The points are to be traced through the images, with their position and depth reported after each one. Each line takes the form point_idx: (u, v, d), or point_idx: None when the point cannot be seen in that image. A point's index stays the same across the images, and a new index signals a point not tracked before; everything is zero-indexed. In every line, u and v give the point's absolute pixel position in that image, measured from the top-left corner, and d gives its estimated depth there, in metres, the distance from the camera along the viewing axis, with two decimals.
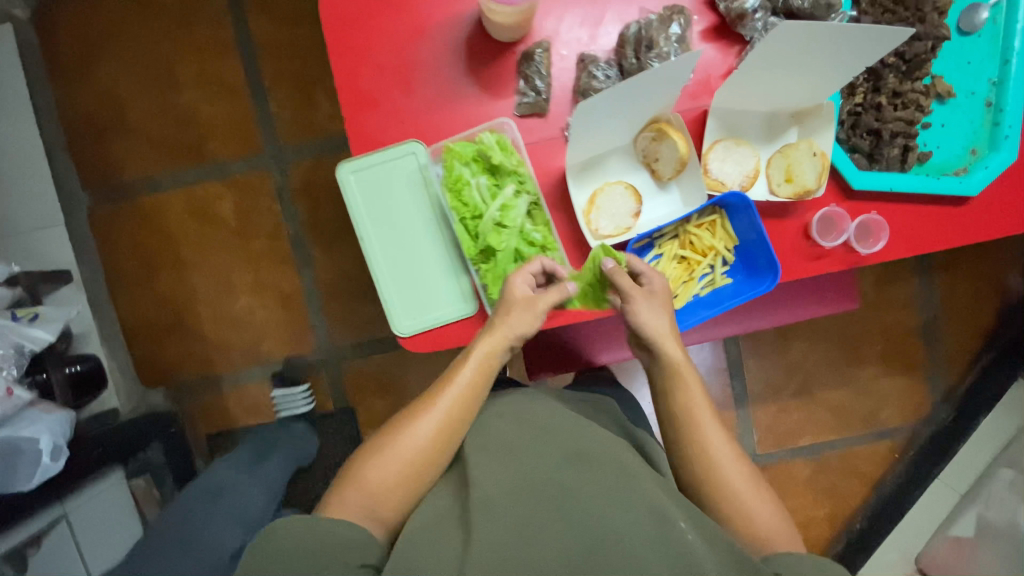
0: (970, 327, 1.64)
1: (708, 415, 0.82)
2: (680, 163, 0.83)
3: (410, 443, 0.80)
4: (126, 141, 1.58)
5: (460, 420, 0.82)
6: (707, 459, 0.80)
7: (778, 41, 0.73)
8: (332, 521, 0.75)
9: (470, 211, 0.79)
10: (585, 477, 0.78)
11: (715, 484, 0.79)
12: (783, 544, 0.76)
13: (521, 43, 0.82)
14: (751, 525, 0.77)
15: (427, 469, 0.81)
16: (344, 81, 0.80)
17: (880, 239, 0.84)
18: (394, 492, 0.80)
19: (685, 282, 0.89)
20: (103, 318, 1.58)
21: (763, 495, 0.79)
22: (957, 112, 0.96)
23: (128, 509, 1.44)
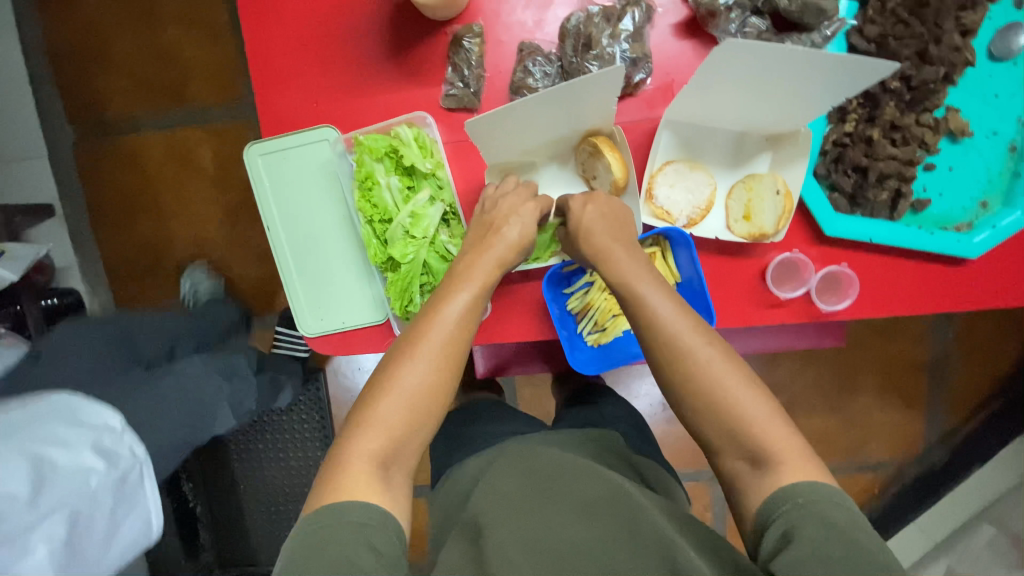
0: (984, 370, 1.48)
1: (727, 371, 0.64)
2: (614, 187, 0.76)
3: (410, 385, 0.66)
4: (108, 76, 1.52)
5: (460, 352, 0.70)
6: (700, 383, 0.64)
7: (726, 57, 0.63)
8: (342, 516, 0.59)
9: (379, 213, 0.78)
10: (590, 523, 0.65)
11: (719, 408, 0.63)
12: (790, 457, 0.60)
13: (455, 23, 0.76)
14: (754, 441, 0.61)
15: (424, 423, 0.67)
16: (258, 60, 0.77)
17: (845, 298, 0.77)
18: (410, 445, 0.66)
19: (614, 315, 0.89)
20: (85, 253, 1.60)
21: (762, 399, 0.63)
22: (971, 153, 0.80)
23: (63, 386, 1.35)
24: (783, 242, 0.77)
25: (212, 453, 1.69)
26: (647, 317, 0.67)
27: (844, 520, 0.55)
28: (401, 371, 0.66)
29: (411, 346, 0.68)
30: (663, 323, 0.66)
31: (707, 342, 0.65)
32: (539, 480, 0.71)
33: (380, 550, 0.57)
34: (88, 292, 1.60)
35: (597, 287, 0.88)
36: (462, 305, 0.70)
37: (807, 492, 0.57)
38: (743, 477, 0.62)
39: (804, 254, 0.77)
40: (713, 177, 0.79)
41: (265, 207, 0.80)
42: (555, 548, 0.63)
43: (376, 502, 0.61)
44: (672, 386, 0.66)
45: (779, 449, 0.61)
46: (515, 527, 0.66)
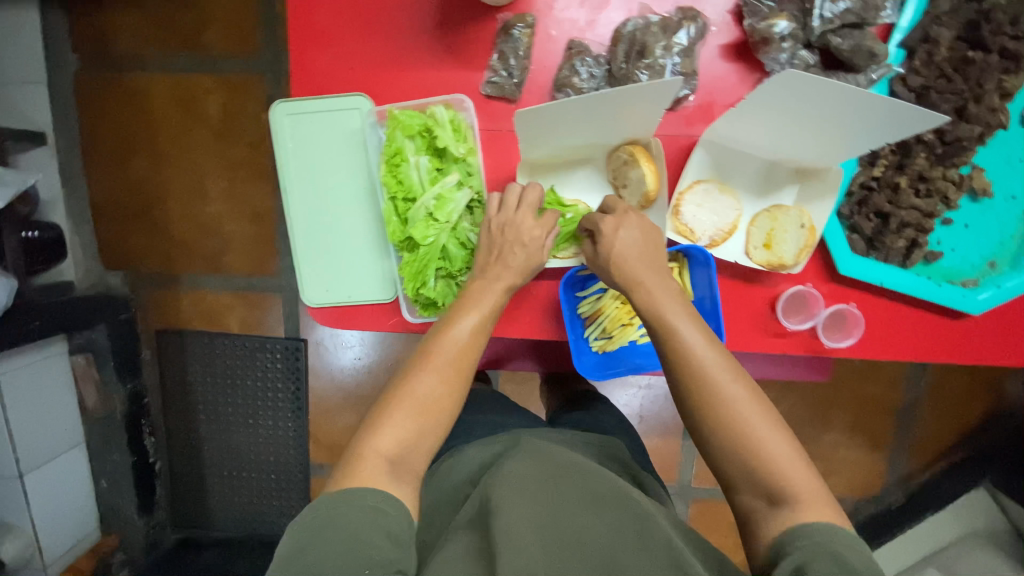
0: (952, 421, 1.52)
1: (745, 400, 0.67)
2: (645, 198, 0.75)
3: (420, 396, 0.68)
4: (121, 8, 1.46)
5: (471, 366, 0.71)
6: (732, 426, 0.66)
7: (782, 85, 0.63)
8: (350, 506, 0.59)
9: (403, 191, 0.77)
10: (603, 519, 0.65)
11: (748, 451, 0.65)
12: (806, 494, 0.63)
13: (506, 11, 0.75)
14: (778, 482, 0.64)
15: (436, 426, 0.68)
16: (299, 14, 0.74)
17: (850, 335, 0.78)
18: (421, 448, 0.67)
19: (624, 325, 0.89)
20: (74, 191, 1.55)
21: (789, 446, 0.66)
22: (988, 214, 0.82)
23: (30, 317, 1.31)
24: (797, 275, 0.78)
25: (182, 411, 1.65)
26: (677, 351, 0.69)
27: (854, 557, 0.57)
28: (415, 381, 0.68)
29: (423, 360, 0.70)
30: (694, 360, 0.67)
31: (738, 381, 0.68)
32: (552, 475, 0.71)
33: (391, 532, 0.58)
34: (72, 229, 1.56)
35: (611, 295, 0.87)
36: (472, 327, 0.71)
37: (824, 534, 0.59)
38: (755, 509, 0.65)
39: (816, 288, 0.78)
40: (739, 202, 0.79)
41: (286, 172, 0.78)
42: (562, 533, 0.64)
43: (393, 491, 0.62)
44: (696, 409, 0.68)
45: (804, 496, 0.63)
46: (520, 511, 0.65)
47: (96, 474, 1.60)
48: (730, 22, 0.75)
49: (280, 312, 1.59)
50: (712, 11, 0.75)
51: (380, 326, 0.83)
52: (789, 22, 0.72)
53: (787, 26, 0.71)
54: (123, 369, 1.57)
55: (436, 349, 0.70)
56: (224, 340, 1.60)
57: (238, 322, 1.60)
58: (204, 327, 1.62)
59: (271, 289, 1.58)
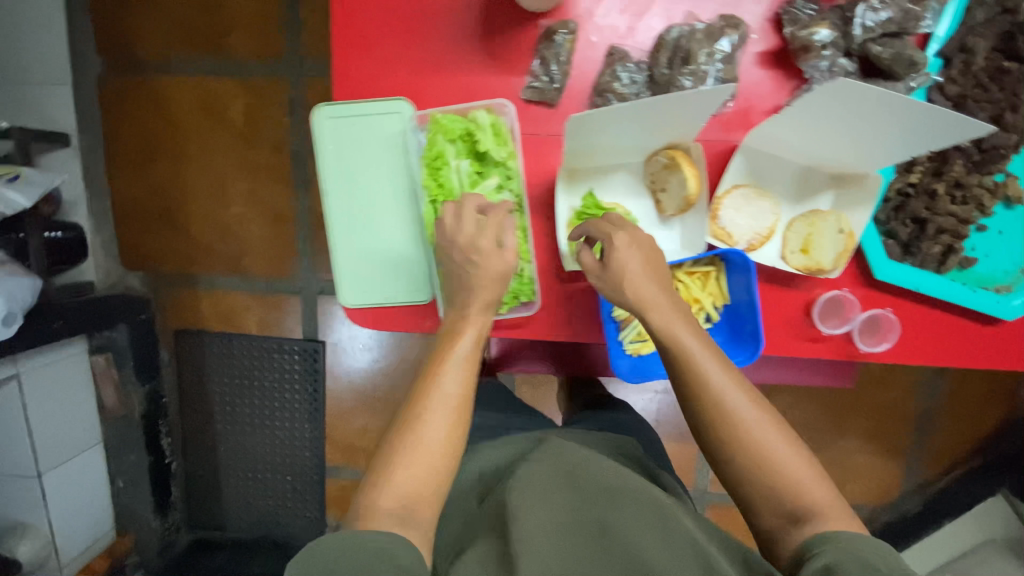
0: (970, 427, 1.52)
1: (756, 416, 0.70)
2: (685, 203, 0.75)
3: (429, 439, 0.69)
4: (146, 11, 1.47)
5: (466, 396, 0.73)
6: (748, 443, 0.69)
7: (834, 96, 0.63)
8: (359, 541, 0.60)
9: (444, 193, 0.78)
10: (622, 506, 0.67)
11: (765, 467, 0.68)
12: (824, 505, 0.66)
13: (547, 17, 0.75)
14: (796, 495, 0.67)
15: (443, 462, 0.69)
16: (344, 18, 0.75)
17: (885, 340, 0.78)
18: (429, 482, 0.68)
19: None
20: (96, 192, 1.56)
21: (804, 459, 0.69)
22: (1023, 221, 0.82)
23: (54, 317, 1.31)
24: (832, 280, 0.78)
25: (198, 413, 1.66)
26: (693, 372, 0.71)
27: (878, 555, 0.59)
28: (423, 426, 0.70)
29: (426, 400, 0.71)
30: (707, 378, 0.71)
31: (749, 400, 0.70)
32: (573, 476, 0.71)
33: (397, 559, 0.59)
34: (93, 230, 1.57)
35: None
36: (470, 348, 0.75)
37: (847, 539, 0.62)
38: (776, 524, 0.68)
39: (851, 293, 0.78)
40: (778, 207, 0.79)
41: (326, 177, 0.79)
42: (584, 529, 0.65)
43: (401, 531, 0.63)
44: (711, 429, 0.71)
45: (822, 507, 0.66)
46: (539, 516, 0.65)
47: (112, 475, 1.60)
48: (769, 29, 0.75)
49: (298, 314, 1.60)
50: (752, 19, 0.75)
51: (416, 326, 0.84)
52: (830, 30, 0.72)
53: (828, 34, 0.72)
54: (142, 369, 1.58)
55: (441, 382, 0.72)
56: (241, 342, 1.61)
57: (256, 323, 1.61)
58: (222, 328, 1.63)
59: (290, 290, 1.59)
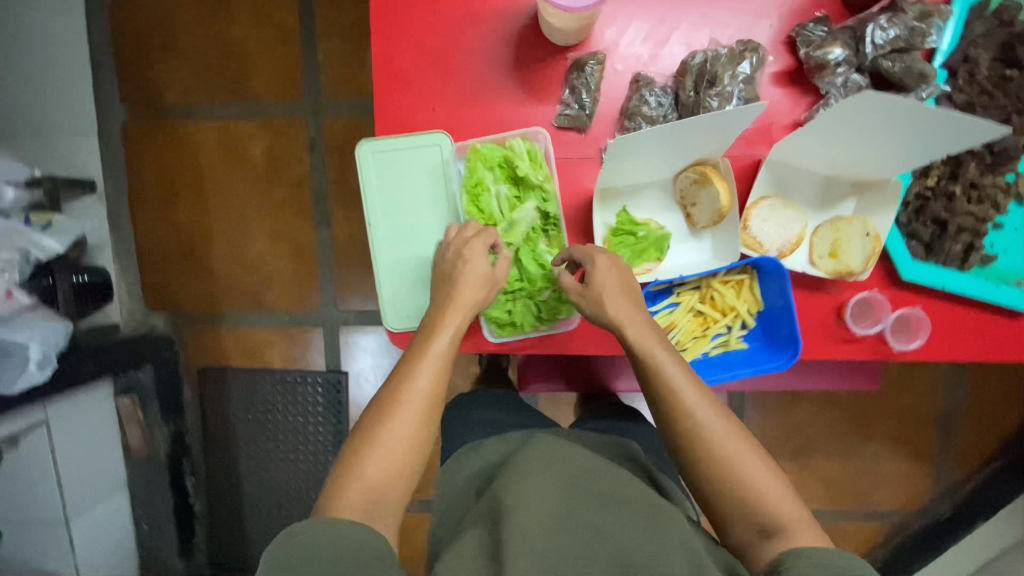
0: (994, 428, 1.53)
1: (723, 423, 0.70)
2: (718, 215, 0.76)
3: (394, 433, 0.68)
4: (169, 62, 1.53)
5: (439, 392, 0.72)
6: (715, 454, 0.69)
7: (861, 108, 0.65)
8: (335, 527, 0.61)
9: (485, 219, 0.80)
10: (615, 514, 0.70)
11: (732, 479, 0.68)
12: (793, 519, 0.66)
13: (574, 49, 0.77)
14: (768, 510, 0.67)
15: (413, 459, 0.69)
16: (382, 55, 0.76)
17: (917, 337, 0.80)
18: (398, 479, 0.67)
19: (697, 337, 0.82)
20: (122, 235, 1.60)
21: (771, 472, 0.69)
22: None
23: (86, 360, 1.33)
24: (861, 282, 0.80)
25: (222, 452, 1.66)
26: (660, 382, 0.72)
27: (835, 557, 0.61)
28: (392, 418, 0.68)
29: (403, 386, 0.70)
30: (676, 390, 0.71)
31: (717, 413, 0.71)
32: (564, 481, 0.73)
33: (376, 550, 0.61)
34: (118, 272, 1.60)
35: (683, 309, 0.81)
36: (448, 343, 0.73)
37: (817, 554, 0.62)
38: (747, 538, 0.68)
39: (880, 294, 0.80)
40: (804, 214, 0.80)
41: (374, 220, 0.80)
42: (572, 528, 0.67)
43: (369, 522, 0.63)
44: (681, 441, 0.71)
45: (793, 521, 0.66)
46: (531, 509, 0.68)
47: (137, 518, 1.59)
48: (782, 50, 0.76)
49: (320, 346, 1.62)
50: (767, 41, 0.76)
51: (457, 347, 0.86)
52: (843, 48, 0.73)
53: (841, 52, 0.72)
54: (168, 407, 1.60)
55: (417, 374, 0.70)
56: (264, 377, 1.63)
57: (280, 357, 1.63)
58: (245, 364, 1.64)
59: (312, 323, 1.62)
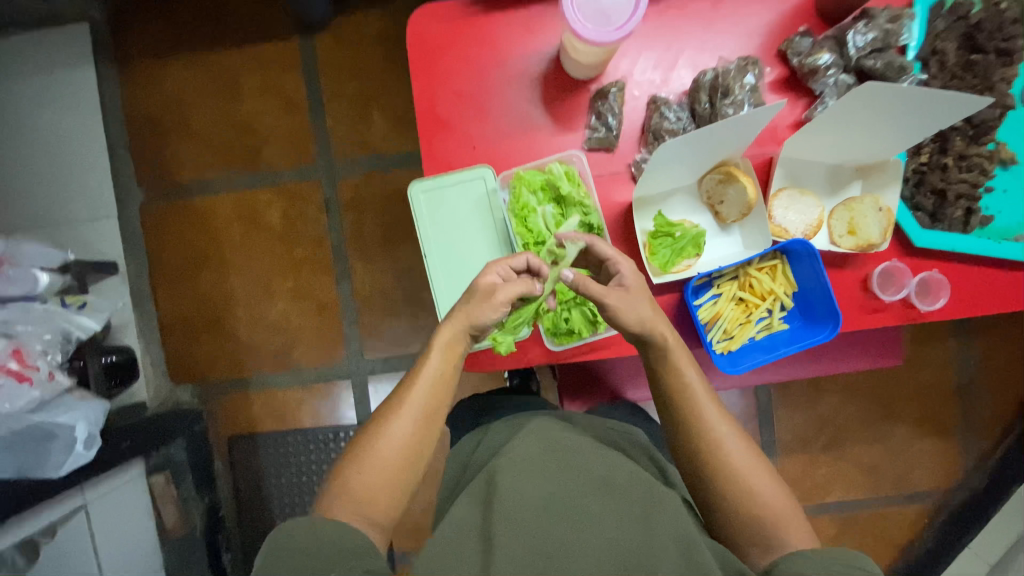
0: (1009, 393, 1.59)
1: (727, 431, 0.76)
2: (746, 207, 0.84)
3: (390, 443, 0.72)
4: (183, 142, 1.61)
5: (438, 406, 0.75)
6: (723, 463, 0.74)
7: (857, 98, 0.73)
8: (321, 525, 0.67)
9: (534, 237, 0.85)
10: (615, 506, 0.74)
11: (737, 488, 0.73)
12: (788, 526, 0.71)
13: (595, 81, 0.86)
14: (764, 513, 0.72)
15: (409, 470, 0.73)
16: (423, 104, 0.85)
17: (940, 297, 0.86)
18: (390, 486, 0.71)
19: (742, 323, 0.89)
20: (144, 312, 1.62)
21: (773, 482, 0.74)
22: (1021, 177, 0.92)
23: (125, 438, 1.30)
24: (881, 254, 0.86)
25: (258, 522, 1.61)
26: (675, 382, 0.78)
27: (834, 556, 0.66)
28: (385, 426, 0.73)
29: (401, 398, 0.74)
30: (688, 389, 0.77)
31: (726, 423, 0.76)
32: (577, 479, 0.77)
33: (351, 545, 0.65)
34: (142, 349, 1.61)
35: (726, 298, 0.88)
36: (443, 358, 0.76)
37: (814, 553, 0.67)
38: (742, 543, 0.73)
39: (901, 263, 0.86)
40: (820, 200, 0.88)
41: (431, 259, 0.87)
42: (568, 511, 0.72)
43: (354, 523, 0.69)
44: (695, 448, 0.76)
45: (787, 524, 0.72)
46: (559, 525, 0.71)
47: None
48: (776, 61, 0.86)
49: (350, 398, 1.62)
50: (762, 55, 0.86)
51: (521, 362, 0.91)
52: (830, 54, 0.82)
53: (829, 57, 0.82)
54: (200, 482, 1.56)
55: (414, 388, 0.75)
56: (295, 437, 1.62)
57: (310, 415, 1.63)
58: (276, 426, 1.63)
59: (340, 376, 1.63)
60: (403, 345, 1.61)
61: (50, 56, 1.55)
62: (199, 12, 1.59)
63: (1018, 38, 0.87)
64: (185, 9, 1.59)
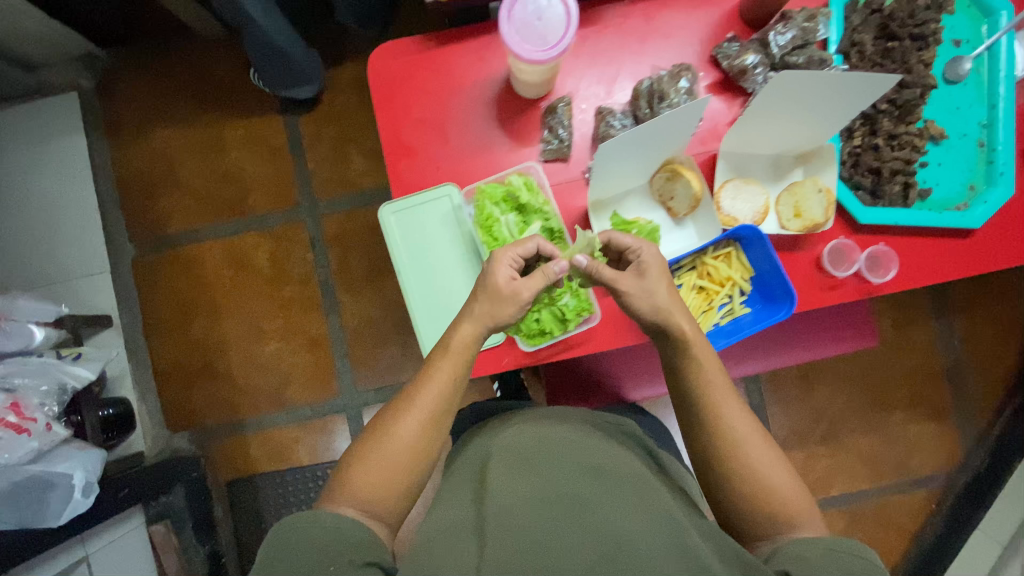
0: (997, 370, 1.61)
1: (744, 416, 0.78)
2: (694, 201, 0.89)
3: (398, 442, 0.76)
4: (171, 194, 1.68)
5: (446, 409, 0.79)
6: (728, 447, 0.76)
7: (777, 88, 0.79)
8: (328, 517, 0.70)
9: (499, 244, 0.88)
10: (614, 493, 0.75)
11: (740, 471, 0.75)
12: (796, 514, 0.73)
13: (545, 99, 0.92)
14: (771, 500, 0.74)
15: (413, 469, 0.76)
16: (387, 133, 0.91)
17: (889, 269, 0.90)
18: (395, 483, 0.75)
19: (705, 311, 0.93)
20: (140, 362, 1.65)
21: (788, 473, 0.76)
22: (952, 151, 0.98)
23: (121, 486, 1.31)
24: (828, 233, 0.91)
25: None
26: (692, 373, 0.80)
27: (844, 549, 0.67)
28: (391, 424, 0.76)
29: (410, 399, 0.78)
30: (709, 387, 0.79)
31: (743, 409, 0.78)
32: (579, 468, 0.79)
33: (352, 537, 0.69)
34: (138, 400, 1.63)
35: (687, 288, 0.92)
36: (452, 362, 0.79)
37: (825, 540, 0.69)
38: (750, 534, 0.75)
39: (847, 241, 0.92)
40: (764, 188, 0.93)
41: (416, 311, 0.90)
42: (569, 499, 0.73)
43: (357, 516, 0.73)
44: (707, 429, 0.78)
45: (799, 517, 0.74)
46: (552, 517, 0.70)
47: None
48: (709, 66, 0.92)
49: (346, 432, 1.63)
50: (696, 62, 0.92)
51: (498, 367, 0.94)
52: (756, 55, 0.88)
53: (756, 57, 0.88)
54: (200, 530, 1.55)
55: (423, 389, 0.78)
56: (293, 477, 1.61)
57: (307, 452, 1.63)
58: (275, 467, 1.64)
59: (336, 411, 1.64)
60: (395, 373, 1.64)
61: (42, 126, 1.64)
62: (182, 74, 1.68)
63: (929, 22, 0.94)
64: (167, 71, 1.68)
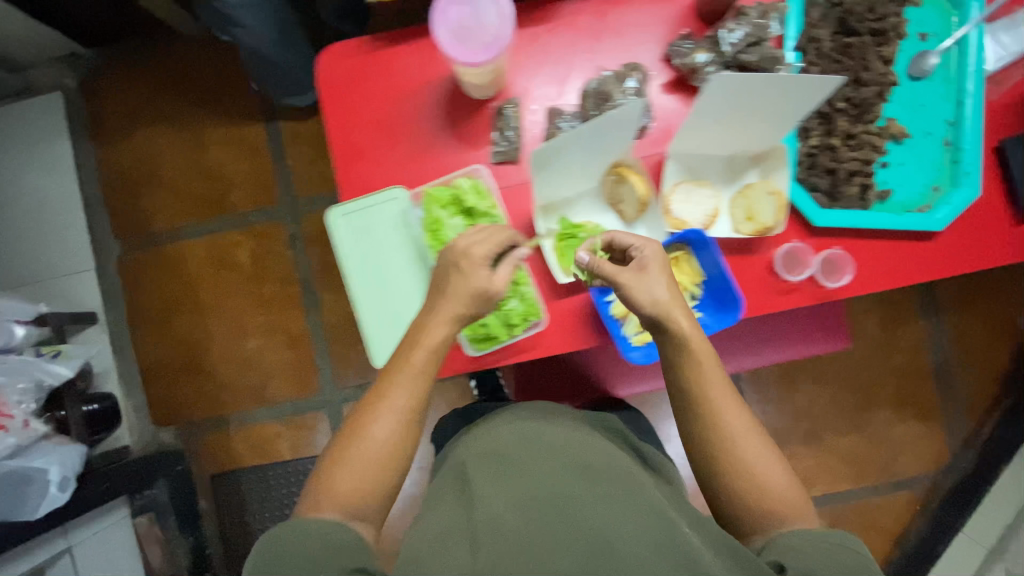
0: (988, 369, 1.57)
1: (734, 409, 0.76)
2: (641, 204, 0.89)
3: (373, 442, 0.75)
4: (154, 193, 1.69)
5: (418, 403, 0.78)
6: (716, 441, 0.75)
7: (717, 91, 0.75)
8: (309, 525, 0.69)
9: None
10: (597, 486, 0.72)
11: (727, 466, 0.75)
12: (787, 507, 0.72)
13: (495, 99, 0.91)
14: (763, 492, 0.73)
15: (391, 466, 0.76)
16: (337, 135, 0.90)
17: (844, 273, 0.89)
18: (375, 482, 0.74)
19: None
20: (125, 359, 1.68)
21: (781, 465, 0.75)
22: (916, 151, 0.96)
23: (102, 480, 1.34)
24: (782, 236, 0.90)
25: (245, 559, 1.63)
26: (683, 367, 0.78)
27: (834, 540, 0.67)
28: (372, 422, 0.75)
29: (381, 396, 0.77)
30: (697, 378, 0.77)
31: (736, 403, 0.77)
32: (561, 462, 0.77)
33: (335, 541, 0.68)
34: (124, 396, 1.67)
35: None
36: (423, 355, 0.78)
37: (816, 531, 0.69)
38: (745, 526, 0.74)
39: (802, 244, 0.90)
40: (716, 190, 0.91)
41: (367, 320, 0.89)
42: (551, 496, 0.70)
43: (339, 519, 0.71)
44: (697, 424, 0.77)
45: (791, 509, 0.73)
46: (530, 513, 0.67)
47: None
48: (663, 65, 0.91)
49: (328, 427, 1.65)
50: (648, 61, 0.91)
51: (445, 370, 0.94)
52: (707, 53, 0.87)
53: (706, 56, 0.86)
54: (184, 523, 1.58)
55: (394, 385, 0.77)
56: (276, 471, 1.64)
57: (289, 447, 1.65)
58: (257, 462, 1.66)
59: (317, 407, 1.66)
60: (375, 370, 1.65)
61: (27, 127, 1.66)
62: (162, 73, 1.69)
63: (888, 18, 0.94)
64: (148, 70, 1.69)
